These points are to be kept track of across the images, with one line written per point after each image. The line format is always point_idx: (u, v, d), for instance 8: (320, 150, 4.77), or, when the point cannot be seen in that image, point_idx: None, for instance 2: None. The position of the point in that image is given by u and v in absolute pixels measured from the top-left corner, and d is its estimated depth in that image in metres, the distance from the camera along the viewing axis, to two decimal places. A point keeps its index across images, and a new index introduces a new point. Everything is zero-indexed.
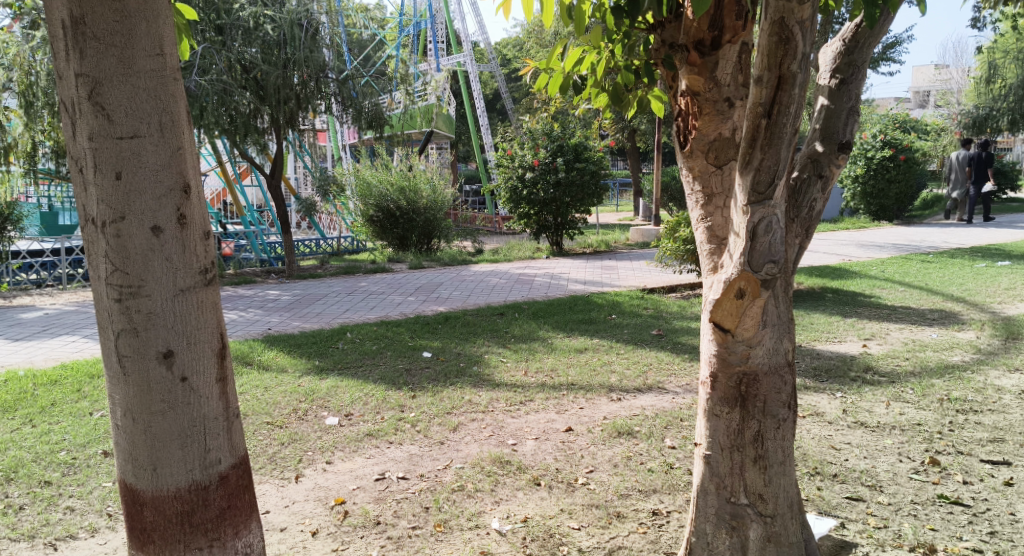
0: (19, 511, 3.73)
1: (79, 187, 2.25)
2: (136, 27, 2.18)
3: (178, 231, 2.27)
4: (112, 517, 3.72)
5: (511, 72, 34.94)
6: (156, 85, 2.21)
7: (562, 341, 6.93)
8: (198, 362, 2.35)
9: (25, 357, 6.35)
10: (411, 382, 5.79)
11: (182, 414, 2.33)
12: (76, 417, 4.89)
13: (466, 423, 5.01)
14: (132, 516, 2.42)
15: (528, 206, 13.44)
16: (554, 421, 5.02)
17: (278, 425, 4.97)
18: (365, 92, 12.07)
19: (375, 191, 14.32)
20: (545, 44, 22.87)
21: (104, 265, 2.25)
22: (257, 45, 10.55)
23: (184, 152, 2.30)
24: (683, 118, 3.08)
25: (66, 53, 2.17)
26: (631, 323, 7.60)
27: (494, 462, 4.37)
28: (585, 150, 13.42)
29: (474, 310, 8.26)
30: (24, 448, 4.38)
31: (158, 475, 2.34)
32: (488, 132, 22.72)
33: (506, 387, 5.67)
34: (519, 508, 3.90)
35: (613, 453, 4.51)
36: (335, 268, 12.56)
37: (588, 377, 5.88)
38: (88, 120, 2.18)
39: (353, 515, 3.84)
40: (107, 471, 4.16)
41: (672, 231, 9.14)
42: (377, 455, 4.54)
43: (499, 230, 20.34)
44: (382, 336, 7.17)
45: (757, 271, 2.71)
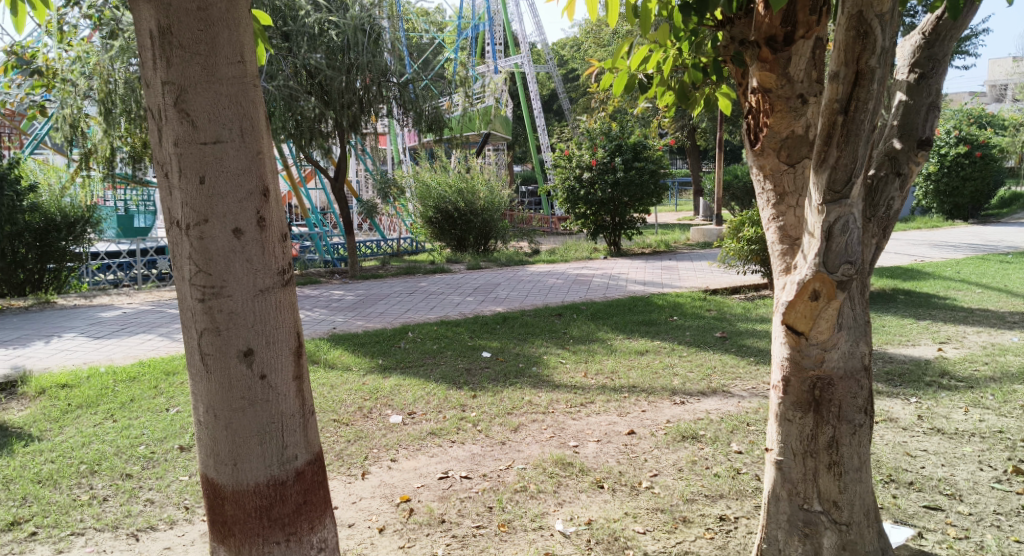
0: (103, 502, 3.89)
1: (164, 191, 2.34)
2: (218, 35, 2.25)
3: (258, 233, 2.34)
4: (189, 510, 3.86)
5: (569, 72, 34.98)
6: (237, 92, 2.28)
7: (622, 343, 6.89)
8: (277, 361, 2.42)
9: (105, 354, 6.63)
10: (472, 382, 5.82)
11: (261, 411, 2.40)
12: (154, 412, 5.08)
13: (527, 424, 5.01)
14: (213, 509, 2.50)
15: (586, 207, 13.38)
16: (615, 424, 4.99)
17: (344, 422, 5.07)
18: (424, 95, 12.25)
19: (433, 193, 14.51)
20: (603, 44, 22.79)
21: (187, 266, 2.33)
22: (321, 51, 10.74)
23: (263, 156, 2.37)
24: (754, 115, 3.00)
25: (153, 62, 2.26)
26: (694, 325, 7.49)
27: (556, 463, 4.37)
28: (644, 150, 13.28)
29: (533, 310, 8.29)
30: (106, 441, 4.58)
31: (239, 470, 2.42)
32: (544, 133, 22.70)
33: (567, 389, 5.67)
34: (583, 510, 3.89)
35: (677, 457, 4.45)
36: (396, 269, 12.77)
37: (651, 380, 5.82)
38: (174, 127, 2.26)
39: (418, 513, 3.89)
40: (184, 466, 4.31)
41: (735, 231, 8.99)
42: (440, 454, 4.58)
43: (556, 230, 20.36)
44: (442, 335, 7.24)
45: (833, 272, 2.64)
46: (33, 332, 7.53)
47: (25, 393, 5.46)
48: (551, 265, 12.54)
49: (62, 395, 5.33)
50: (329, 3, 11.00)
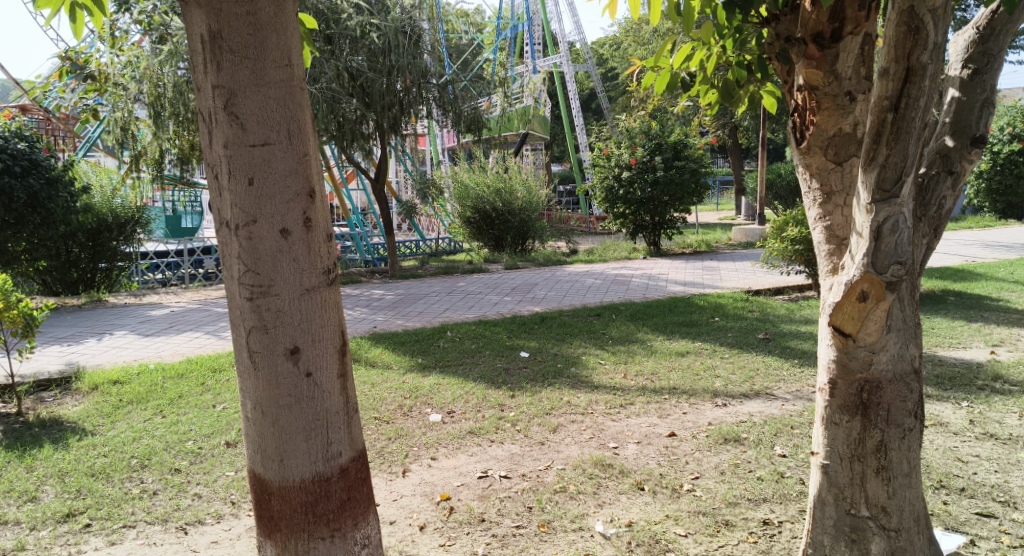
0: (153, 495, 4.00)
1: (214, 193, 2.39)
2: (267, 40, 2.30)
3: (304, 233, 2.39)
4: (236, 505, 3.93)
5: (608, 71, 34.86)
6: (285, 95, 2.33)
7: (663, 344, 6.83)
8: (322, 358, 2.46)
9: (154, 351, 6.80)
10: (510, 382, 5.83)
11: (307, 408, 2.45)
12: (201, 408, 5.20)
13: (566, 425, 5.00)
14: (260, 504, 2.55)
15: (625, 207, 13.31)
16: (656, 426, 4.95)
17: (385, 420, 5.12)
18: (463, 96, 12.32)
19: (472, 193, 14.58)
20: (643, 42, 22.65)
21: (236, 266, 2.38)
22: (363, 53, 10.86)
23: (309, 157, 2.42)
24: (800, 113, 2.95)
25: (204, 66, 2.31)
26: (736, 326, 7.39)
27: (595, 464, 4.36)
28: (685, 148, 13.15)
29: (572, 310, 8.28)
30: (156, 436, 4.70)
31: (285, 466, 2.46)
32: (583, 132, 22.62)
33: (606, 389, 5.64)
34: (624, 512, 3.87)
35: (719, 460, 4.41)
36: (435, 269, 12.86)
37: (692, 381, 5.76)
38: (223, 129, 2.31)
39: (458, 511, 3.91)
40: (230, 461, 4.39)
41: (779, 231, 8.85)
42: (479, 453, 4.59)
43: (594, 229, 20.30)
44: (481, 335, 7.27)
45: (882, 272, 2.59)
46: (86, 329, 7.74)
47: (79, 389, 5.62)
48: (589, 265, 12.51)
49: (114, 391, 5.48)
50: (371, 5, 11.13)
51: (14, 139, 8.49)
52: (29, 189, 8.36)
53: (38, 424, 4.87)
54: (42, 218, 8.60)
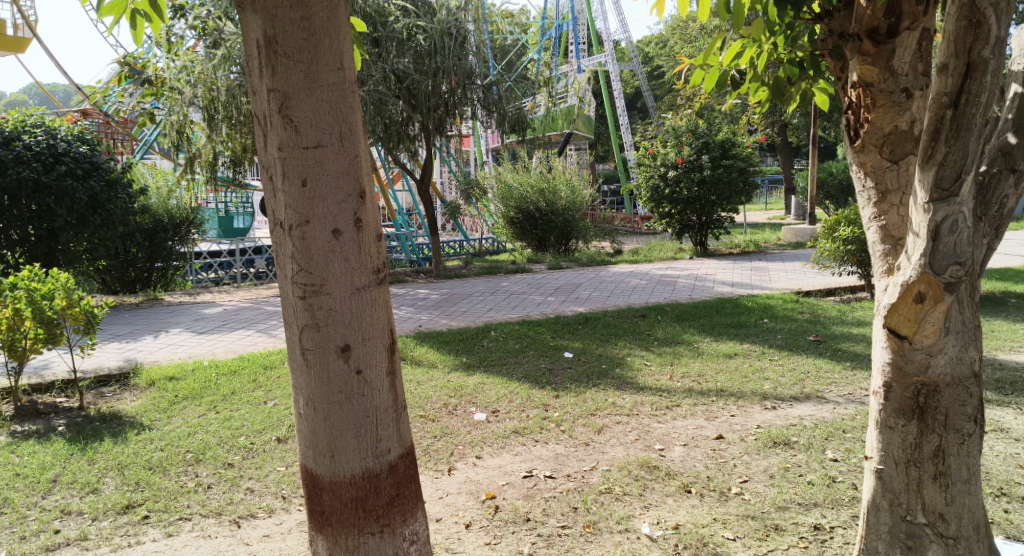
0: (207, 489, 4.10)
1: (268, 194, 2.45)
2: (320, 44, 2.35)
3: (355, 233, 2.44)
4: (286, 500, 4.02)
5: (653, 70, 34.59)
6: (337, 98, 2.38)
7: (710, 345, 6.75)
8: (372, 356, 2.51)
9: (208, 348, 6.97)
10: (555, 382, 5.83)
11: (357, 405, 2.49)
12: (253, 404, 5.32)
13: (611, 426, 4.98)
14: (311, 499, 2.62)
15: (670, 206, 13.18)
16: (703, 428, 4.90)
17: (430, 418, 5.17)
18: (507, 97, 12.34)
19: (515, 193, 14.63)
20: (690, 40, 22.43)
21: (290, 265, 2.44)
22: (409, 55, 10.97)
23: (360, 159, 2.47)
24: (854, 110, 2.89)
25: (259, 70, 2.36)
26: (785, 328, 7.27)
27: (641, 466, 4.33)
28: (733, 147, 12.96)
29: (616, 311, 8.23)
30: (210, 431, 4.82)
31: (336, 462, 2.52)
32: (627, 131, 22.48)
33: (652, 391, 5.60)
34: (670, 514, 3.84)
35: (769, 463, 4.34)
36: (479, 269, 12.93)
37: (739, 384, 5.68)
38: (278, 132, 2.37)
39: (503, 510, 3.93)
40: (281, 457, 4.49)
41: (830, 231, 8.68)
42: (524, 453, 4.61)
43: (639, 229, 20.16)
44: (524, 335, 7.29)
45: (940, 273, 2.52)
46: (143, 327, 7.99)
47: (137, 384, 5.80)
48: (634, 265, 12.43)
49: (170, 387, 5.64)
50: (417, 8, 11.24)
51: (76, 143, 8.81)
52: (90, 191, 8.65)
53: (99, 418, 5.04)
54: (102, 219, 8.90)
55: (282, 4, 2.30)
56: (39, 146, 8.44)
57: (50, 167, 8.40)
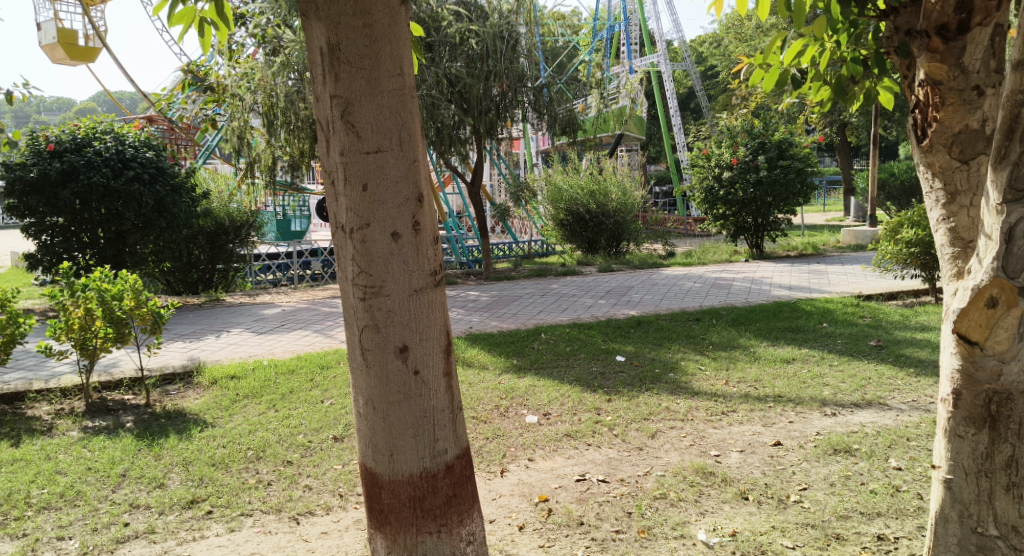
0: (268, 485, 4.20)
1: (331, 198, 2.54)
2: (381, 51, 2.43)
3: (413, 236, 2.53)
4: (343, 498, 4.09)
5: (707, 69, 34.15)
6: (397, 104, 2.46)
7: (767, 350, 6.63)
8: (429, 357, 2.60)
9: (268, 348, 7.14)
10: (606, 385, 5.80)
11: (415, 404, 2.59)
12: (310, 403, 5.43)
13: (665, 430, 4.93)
14: (371, 496, 2.73)
15: (725, 207, 13.00)
16: (760, 435, 4.81)
17: (482, 420, 5.20)
18: (558, 99, 12.34)
19: (566, 195, 14.63)
20: (745, 39, 22.10)
21: (351, 267, 2.54)
22: (462, 59, 11.06)
23: (418, 164, 2.55)
24: (921, 109, 2.80)
25: (323, 77, 2.45)
26: (845, 332, 7.09)
27: (697, 472, 4.27)
28: (790, 147, 12.70)
29: (669, 314, 8.14)
30: (270, 429, 4.94)
31: (395, 460, 2.62)
32: (680, 132, 22.21)
33: (707, 396, 5.52)
34: (727, 521, 3.78)
35: (829, 471, 4.24)
36: (529, 271, 12.95)
37: (798, 389, 5.56)
38: (340, 137, 2.46)
39: (556, 513, 3.92)
40: (338, 455, 4.57)
41: (892, 232, 8.43)
42: (577, 456, 4.59)
43: (691, 231, 19.92)
44: (576, 337, 7.26)
45: (1014, 276, 2.44)
46: (205, 327, 8.23)
47: (200, 382, 5.98)
48: (688, 268, 12.30)
49: (231, 385, 5.79)
50: (470, 12, 11.31)
51: (143, 148, 9.13)
52: (156, 195, 8.95)
53: (164, 415, 5.21)
54: (167, 222, 9.19)
55: (345, 12, 2.38)
56: (108, 152, 8.78)
57: (118, 172, 8.73)
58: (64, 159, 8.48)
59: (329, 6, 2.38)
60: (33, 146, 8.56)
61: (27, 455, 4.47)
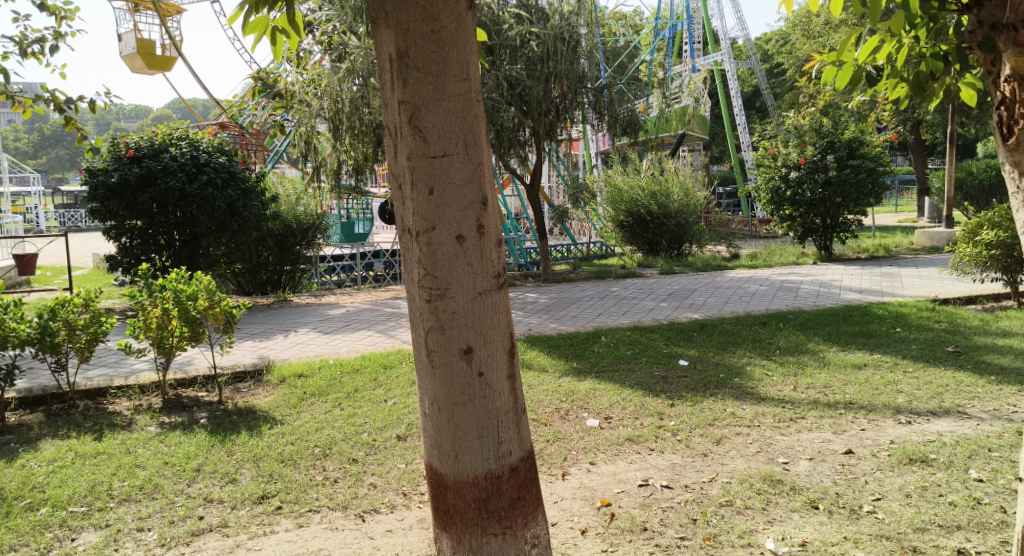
0: (334, 483, 4.29)
1: (398, 202, 2.60)
2: (449, 56, 2.47)
3: (478, 239, 2.56)
4: (407, 496, 4.15)
5: (774, 67, 33.42)
6: (463, 108, 2.51)
7: (837, 355, 6.44)
8: (493, 359, 2.62)
9: (333, 348, 7.29)
10: (669, 390, 5.72)
11: (480, 406, 2.62)
12: (374, 402, 5.53)
13: (731, 437, 4.83)
14: (437, 497, 2.77)
15: (793, 208, 12.69)
16: (830, 442, 4.67)
17: (543, 422, 5.19)
18: (619, 99, 12.21)
19: (626, 196, 14.50)
20: (813, 35, 21.53)
21: (417, 270, 2.58)
22: (522, 62, 11.10)
23: (483, 167, 2.58)
24: (1007, 107, 2.68)
25: (392, 83, 2.51)
26: (921, 337, 6.84)
27: (764, 479, 4.18)
28: (861, 146, 12.29)
29: (734, 317, 7.99)
30: (336, 427, 5.04)
31: (460, 461, 2.66)
32: (745, 131, 21.75)
33: (774, 402, 5.38)
34: (796, 530, 3.68)
35: (904, 481, 4.09)
36: (588, 272, 12.89)
37: (870, 396, 5.38)
38: (408, 142, 2.51)
39: (620, 518, 3.88)
40: (402, 454, 4.64)
41: (971, 234, 8.09)
42: (639, 461, 4.54)
43: (756, 233, 19.52)
44: (637, 341, 7.19)
45: None
46: (274, 326, 8.45)
47: (269, 380, 6.15)
48: (753, 270, 12.05)
49: (299, 384, 5.94)
50: (531, 14, 11.33)
51: (216, 154, 9.43)
52: (228, 199, 9.23)
53: (236, 412, 5.38)
54: (238, 225, 9.46)
55: (414, 19, 2.44)
56: (184, 157, 9.11)
57: (193, 177, 9.05)
58: (143, 164, 8.84)
59: (398, 13, 2.44)
60: (114, 152, 8.96)
61: (109, 448, 4.67)
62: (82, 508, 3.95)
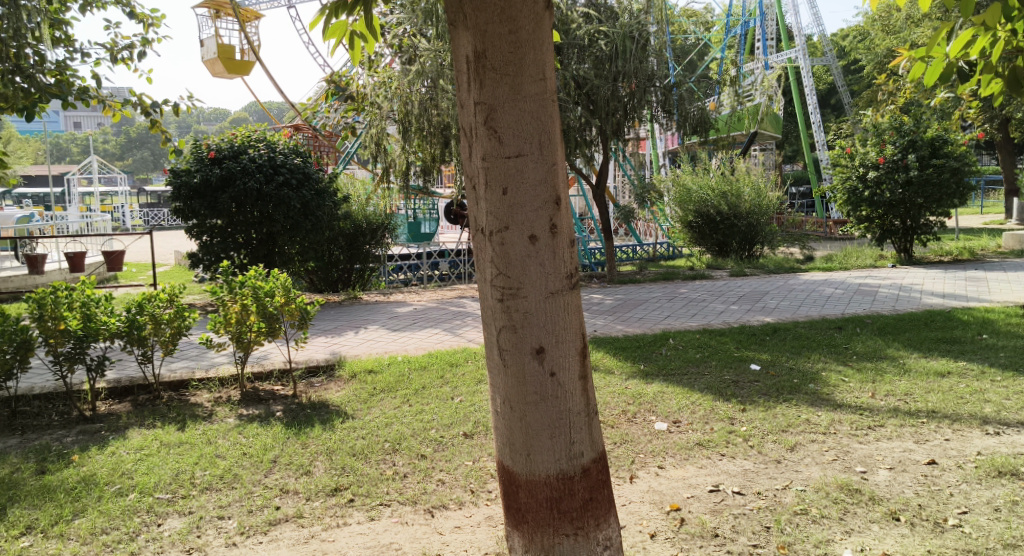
0: (403, 477, 4.36)
1: (472, 202, 2.63)
2: (525, 56, 2.49)
3: (550, 239, 2.56)
4: (474, 493, 4.18)
5: (851, 64, 32.40)
6: (538, 108, 2.52)
7: (918, 362, 6.20)
8: (565, 359, 2.62)
9: (401, 345, 7.41)
10: (740, 395, 5.61)
11: (552, 406, 2.62)
12: (442, 399, 5.60)
13: (805, 444, 4.70)
14: (508, 495, 2.79)
15: (870, 209, 12.28)
16: (912, 452, 4.50)
17: (610, 424, 5.17)
18: (688, 97, 12.00)
19: (695, 197, 14.24)
20: (895, 30, 20.73)
21: (490, 269, 2.60)
22: (590, 61, 11.05)
23: (558, 167, 2.59)
24: None
25: (468, 84, 2.54)
26: (1010, 345, 6.51)
27: (841, 488, 4.05)
28: (945, 145, 11.75)
29: (808, 322, 7.76)
30: (405, 423, 5.12)
31: (532, 461, 2.67)
32: (820, 130, 21.07)
33: (851, 409, 5.22)
34: (876, 542, 3.57)
35: (993, 494, 3.92)
36: (654, 274, 12.76)
37: (955, 405, 5.16)
38: (483, 143, 2.54)
39: (690, 523, 3.83)
40: (469, 452, 4.68)
41: None
42: (709, 466, 4.47)
43: (831, 234, 18.94)
44: (706, 344, 7.07)
45: None
46: (345, 323, 8.63)
47: (341, 375, 6.30)
48: (828, 273, 11.70)
49: (369, 380, 6.06)
50: (601, 13, 11.28)
51: (291, 155, 9.71)
52: (303, 198, 9.48)
53: (310, 406, 5.52)
54: (312, 225, 9.71)
55: (492, 21, 2.46)
56: (262, 158, 9.41)
57: (270, 177, 9.34)
58: (223, 165, 9.17)
59: (477, 14, 2.47)
60: (197, 153, 9.33)
61: (192, 439, 4.87)
62: (167, 495, 4.12)
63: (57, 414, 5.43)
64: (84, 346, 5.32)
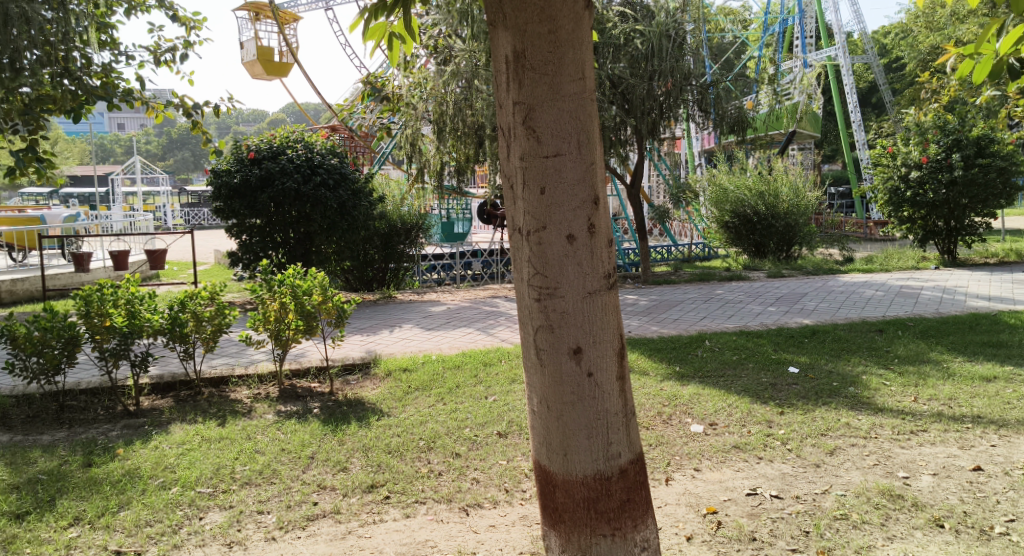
0: (438, 475, 4.39)
1: (510, 202, 2.64)
2: (564, 55, 2.49)
3: (588, 239, 2.56)
4: (509, 493, 4.19)
5: (893, 63, 31.74)
6: (576, 107, 2.52)
7: (963, 366, 6.05)
8: (603, 360, 2.62)
9: (435, 344, 7.45)
10: (778, 398, 5.53)
11: (588, 406, 2.62)
12: (475, 398, 5.61)
13: (845, 448, 4.63)
14: (545, 494, 2.79)
15: (912, 209, 12.05)
16: (956, 458, 4.40)
17: (645, 425, 5.14)
18: (726, 96, 11.85)
19: (731, 196, 14.07)
20: (940, 27, 20.24)
21: (526, 269, 2.60)
22: (625, 60, 10.98)
23: (595, 167, 2.59)
24: None
25: (507, 84, 2.55)
26: None
27: (883, 493, 3.98)
28: (991, 143, 11.43)
29: (847, 324, 7.63)
30: (439, 422, 5.15)
31: (569, 461, 2.67)
32: (860, 129, 20.67)
33: (893, 414, 5.12)
34: (919, 549, 3.50)
35: None
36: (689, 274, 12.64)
37: (1001, 411, 5.04)
38: (521, 142, 2.54)
39: (727, 527, 3.79)
40: (503, 451, 4.69)
41: None
42: (747, 469, 4.42)
43: (872, 236, 18.59)
44: (742, 346, 6.99)
45: None
46: (380, 322, 8.72)
47: (376, 373, 6.35)
48: (868, 275, 11.48)
49: (404, 378, 6.10)
50: (637, 12, 11.22)
51: (328, 156, 9.82)
52: (340, 198, 9.59)
53: (346, 403, 5.59)
54: (348, 224, 9.80)
55: (531, 20, 2.47)
56: (299, 159, 9.54)
57: (308, 177, 9.46)
58: (262, 166, 9.32)
59: (516, 14, 2.48)
60: (237, 154, 9.48)
61: (231, 434, 4.95)
62: (208, 489, 4.20)
63: (102, 408, 5.56)
64: (129, 342, 5.44)
